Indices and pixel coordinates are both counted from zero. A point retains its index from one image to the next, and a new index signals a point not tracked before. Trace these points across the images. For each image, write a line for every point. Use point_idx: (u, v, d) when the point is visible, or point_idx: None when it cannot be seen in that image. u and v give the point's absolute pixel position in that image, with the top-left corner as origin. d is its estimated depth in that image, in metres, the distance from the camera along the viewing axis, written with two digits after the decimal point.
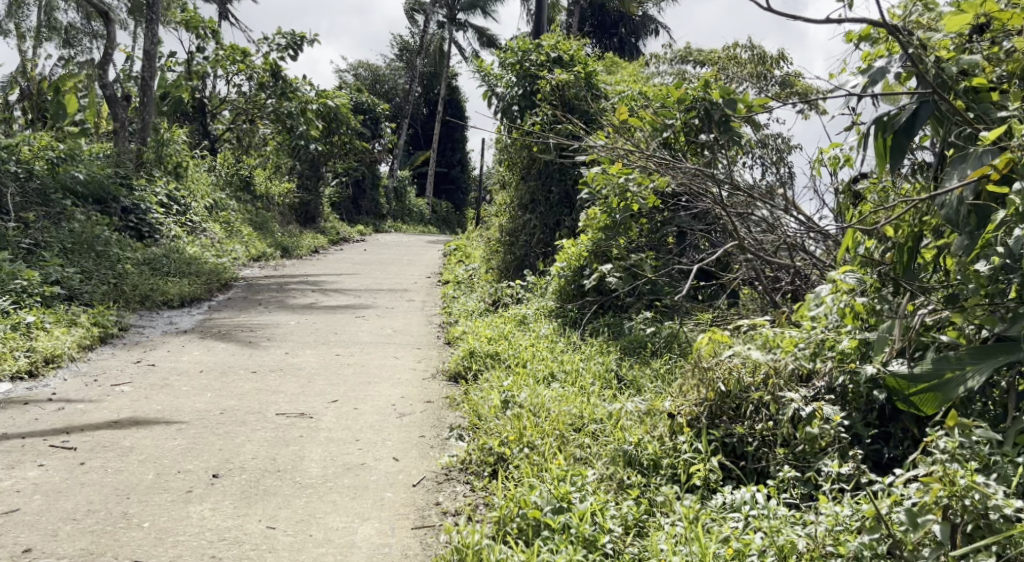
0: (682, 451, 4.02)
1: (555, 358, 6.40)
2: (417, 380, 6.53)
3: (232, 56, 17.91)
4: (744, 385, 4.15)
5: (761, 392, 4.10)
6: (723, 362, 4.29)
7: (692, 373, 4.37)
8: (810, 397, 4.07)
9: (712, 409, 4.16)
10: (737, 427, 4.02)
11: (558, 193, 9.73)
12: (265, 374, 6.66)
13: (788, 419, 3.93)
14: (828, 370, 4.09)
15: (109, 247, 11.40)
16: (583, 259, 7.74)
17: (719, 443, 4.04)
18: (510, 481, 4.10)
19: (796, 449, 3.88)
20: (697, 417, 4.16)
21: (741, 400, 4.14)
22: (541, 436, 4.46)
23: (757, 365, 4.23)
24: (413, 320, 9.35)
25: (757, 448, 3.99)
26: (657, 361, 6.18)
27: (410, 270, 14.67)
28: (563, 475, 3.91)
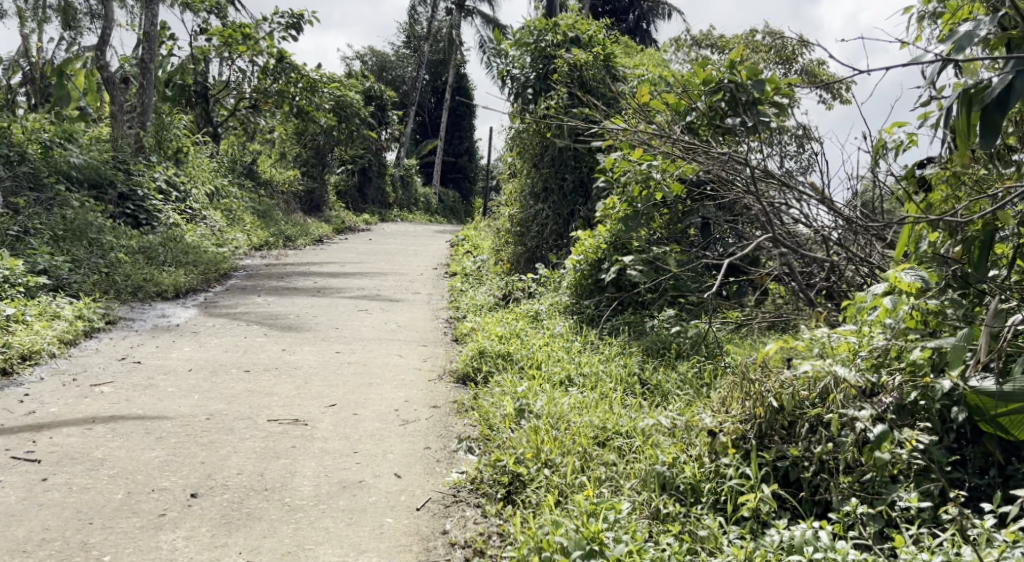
0: (726, 476, 3.59)
1: (574, 360, 5.93)
2: (422, 382, 6.04)
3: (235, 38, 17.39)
4: (800, 401, 3.73)
5: (819, 410, 3.66)
6: (772, 374, 3.86)
7: (737, 384, 3.94)
8: (876, 416, 3.62)
9: (760, 427, 3.74)
10: (791, 450, 3.61)
11: (572, 180, 9.23)
12: (258, 373, 6.18)
13: (853, 442, 3.52)
14: (898, 385, 3.65)
15: (103, 235, 10.93)
16: (602, 252, 7.20)
17: (769, 468, 3.61)
18: (532, 510, 3.65)
19: (862, 478, 3.45)
20: (744, 437, 3.74)
21: (794, 419, 3.73)
22: (562, 454, 4.00)
23: (813, 378, 3.79)
24: (419, 315, 8.87)
25: (815, 475, 3.56)
26: (683, 364, 5.74)
27: (416, 261, 14.17)
28: (593, 509, 3.46)
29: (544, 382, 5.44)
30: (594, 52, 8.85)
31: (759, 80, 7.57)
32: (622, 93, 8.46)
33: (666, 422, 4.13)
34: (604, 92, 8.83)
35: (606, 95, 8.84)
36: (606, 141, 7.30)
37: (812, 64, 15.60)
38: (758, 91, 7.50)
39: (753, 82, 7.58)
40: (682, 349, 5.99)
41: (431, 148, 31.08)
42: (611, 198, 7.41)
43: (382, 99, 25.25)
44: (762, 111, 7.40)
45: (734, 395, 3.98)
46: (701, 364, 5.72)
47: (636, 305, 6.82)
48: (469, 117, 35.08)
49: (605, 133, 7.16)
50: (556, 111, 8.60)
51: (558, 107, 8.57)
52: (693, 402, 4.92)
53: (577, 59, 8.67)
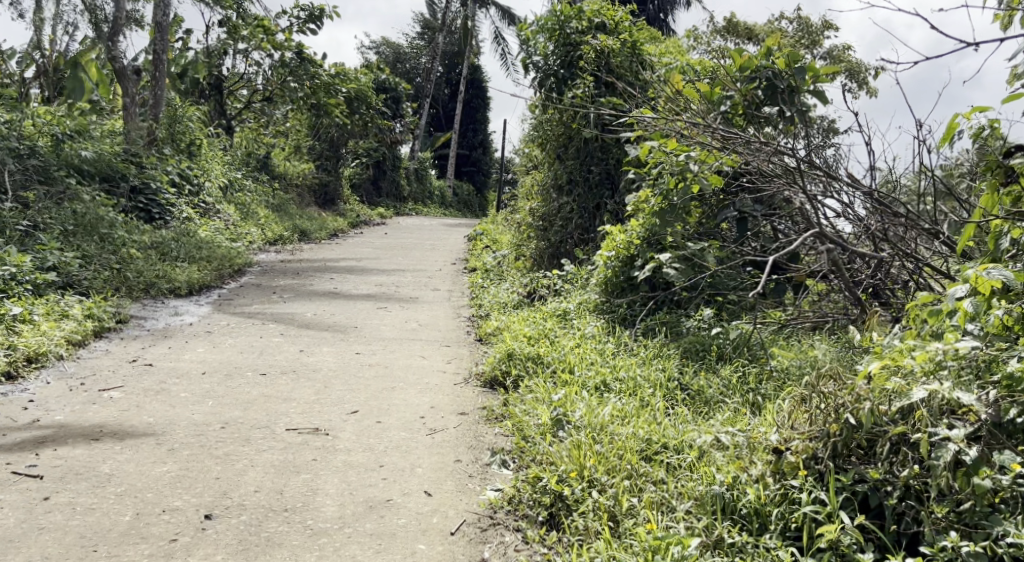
0: (799, 502, 3.38)
1: (610, 363, 5.62)
2: (447, 387, 5.73)
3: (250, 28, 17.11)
4: (879, 417, 3.49)
5: (903, 428, 3.42)
6: (848, 387, 3.64)
7: (811, 400, 3.73)
8: (969, 434, 3.36)
9: (835, 445, 3.51)
10: (871, 472, 3.39)
11: (598, 173, 8.88)
12: (275, 377, 5.88)
13: (947, 465, 3.26)
14: (995, 401, 3.40)
15: (115, 229, 10.65)
16: (635, 248, 6.85)
17: (848, 494, 3.39)
18: (588, 538, 3.46)
19: (958, 506, 3.22)
20: (816, 457, 3.52)
21: (873, 438, 3.50)
22: (610, 473, 3.76)
23: (894, 392, 3.54)
24: (440, 313, 8.56)
25: (898, 501, 3.35)
26: (724, 368, 5.44)
27: (434, 256, 13.84)
28: (657, 545, 3.26)
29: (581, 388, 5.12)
30: (621, 39, 8.49)
31: (800, 67, 7.11)
32: (650, 82, 8.04)
33: (725, 437, 3.89)
34: (636, 79, 8.50)
35: (636, 84, 8.48)
36: (638, 131, 6.89)
37: (840, 51, 15.12)
38: (799, 79, 7.05)
39: (792, 69, 7.13)
40: (723, 351, 5.66)
41: (445, 140, 30.72)
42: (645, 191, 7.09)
43: (397, 91, 24.91)
44: (803, 99, 7.03)
45: (801, 407, 3.76)
46: (744, 370, 5.39)
47: (671, 304, 6.48)
48: (483, 109, 34.68)
49: (638, 121, 6.74)
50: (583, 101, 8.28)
51: (585, 97, 8.24)
52: (742, 416, 4.58)
53: (605, 45, 8.39)
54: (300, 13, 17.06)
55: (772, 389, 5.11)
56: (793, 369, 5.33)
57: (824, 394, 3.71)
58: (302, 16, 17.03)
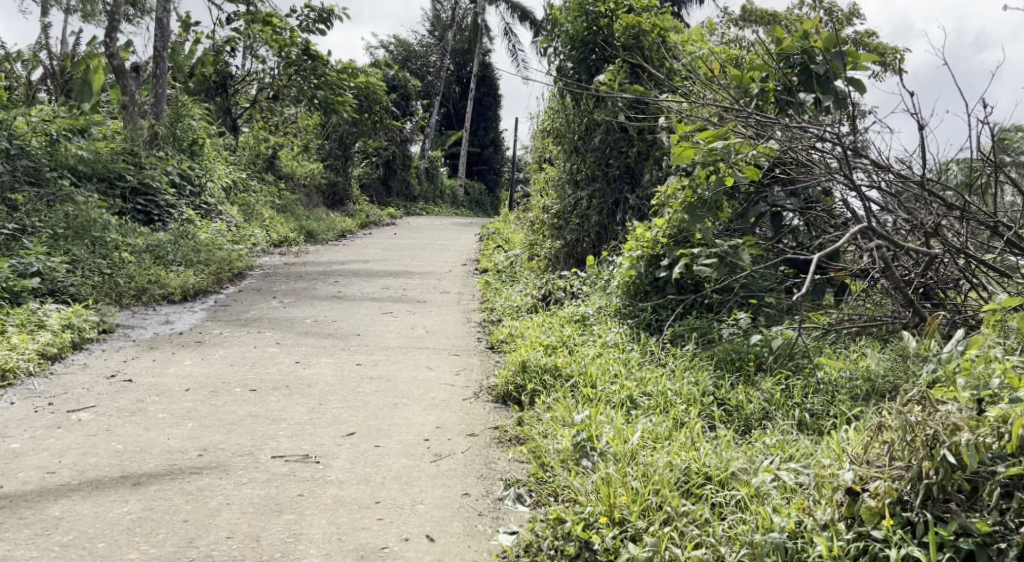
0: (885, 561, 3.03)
1: (637, 375, 5.06)
2: (455, 403, 5.18)
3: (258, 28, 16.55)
4: (984, 454, 3.10)
5: (1016, 469, 3.03)
6: (947, 415, 3.25)
7: (896, 429, 3.32)
8: None
9: (931, 488, 3.12)
10: (979, 525, 3.00)
11: (618, 167, 8.31)
12: (266, 393, 5.32)
13: None
14: None
15: (109, 232, 10.12)
16: (662, 246, 6.27)
17: (949, 549, 3.02)
18: None
19: None
20: (903, 503, 3.16)
21: (975, 481, 3.12)
22: (654, 518, 3.37)
23: (1000, 423, 3.15)
24: (449, 318, 8.00)
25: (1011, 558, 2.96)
26: (764, 381, 4.88)
27: (445, 257, 13.29)
28: None
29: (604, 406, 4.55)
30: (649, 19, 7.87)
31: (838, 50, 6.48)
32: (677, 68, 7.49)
33: (786, 474, 3.50)
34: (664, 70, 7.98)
35: (662, 73, 7.90)
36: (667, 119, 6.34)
37: (865, 37, 14.49)
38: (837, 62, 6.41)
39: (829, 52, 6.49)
40: (763, 362, 5.08)
41: (456, 137, 30.13)
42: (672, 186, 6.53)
43: (407, 88, 24.36)
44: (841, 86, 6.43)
45: (881, 439, 3.36)
46: (786, 384, 4.85)
47: (702, 306, 5.90)
48: (495, 107, 34.02)
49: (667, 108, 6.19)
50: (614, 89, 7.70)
51: (612, 84, 7.65)
52: (788, 442, 4.05)
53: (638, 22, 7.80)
54: (309, 11, 16.52)
55: (819, 407, 4.59)
56: (842, 382, 4.79)
57: (902, 423, 3.29)
58: (312, 14, 16.50)
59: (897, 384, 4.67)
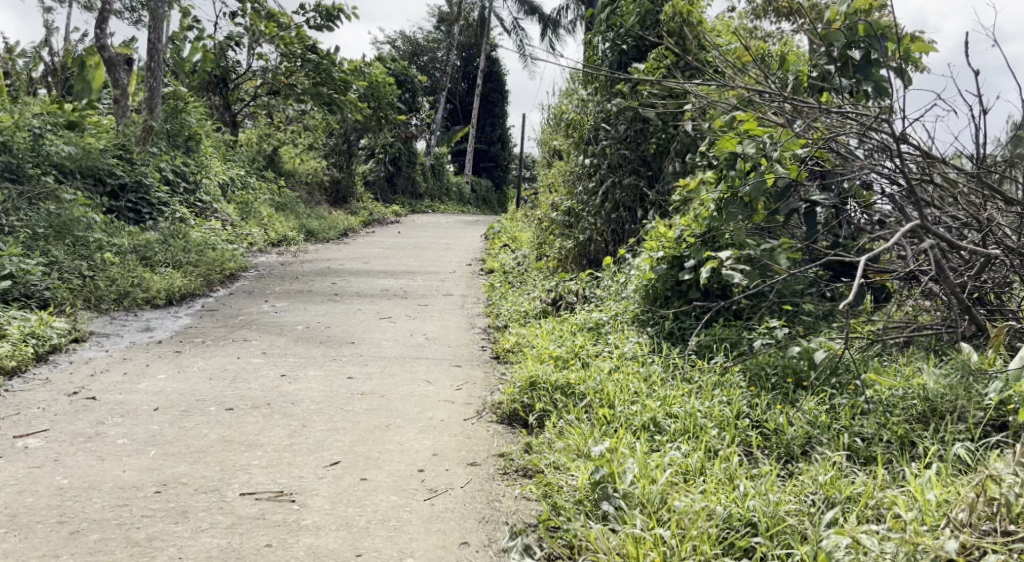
0: None
1: (662, 392, 4.48)
2: (455, 424, 4.61)
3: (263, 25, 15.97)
4: None
5: None
6: None
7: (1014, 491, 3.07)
8: None
9: None
10: None
11: (635, 160, 7.87)
12: (244, 413, 4.77)
13: None
14: None
15: (92, 231, 9.54)
16: (688, 247, 5.72)
17: None
18: None
19: None
20: None
21: None
22: None
23: None
24: (452, 323, 7.43)
25: None
26: (805, 399, 4.29)
27: (449, 256, 12.71)
28: None
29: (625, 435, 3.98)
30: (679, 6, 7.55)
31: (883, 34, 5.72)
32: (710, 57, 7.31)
33: (864, 534, 3.09)
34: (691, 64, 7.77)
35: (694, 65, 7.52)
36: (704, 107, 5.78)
37: None
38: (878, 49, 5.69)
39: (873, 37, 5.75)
40: (805, 380, 4.50)
41: (463, 133, 29.46)
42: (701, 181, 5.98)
43: (413, 83, 23.75)
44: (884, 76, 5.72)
45: (987, 496, 3.11)
46: (831, 404, 4.26)
47: (732, 313, 5.34)
48: (502, 103, 33.41)
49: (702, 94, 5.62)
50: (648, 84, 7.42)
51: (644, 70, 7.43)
52: (843, 477, 3.51)
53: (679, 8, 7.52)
54: (316, 10, 15.88)
55: (872, 431, 3.99)
56: (894, 401, 4.17)
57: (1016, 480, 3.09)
58: (318, 11, 15.87)
59: (958, 403, 4.03)
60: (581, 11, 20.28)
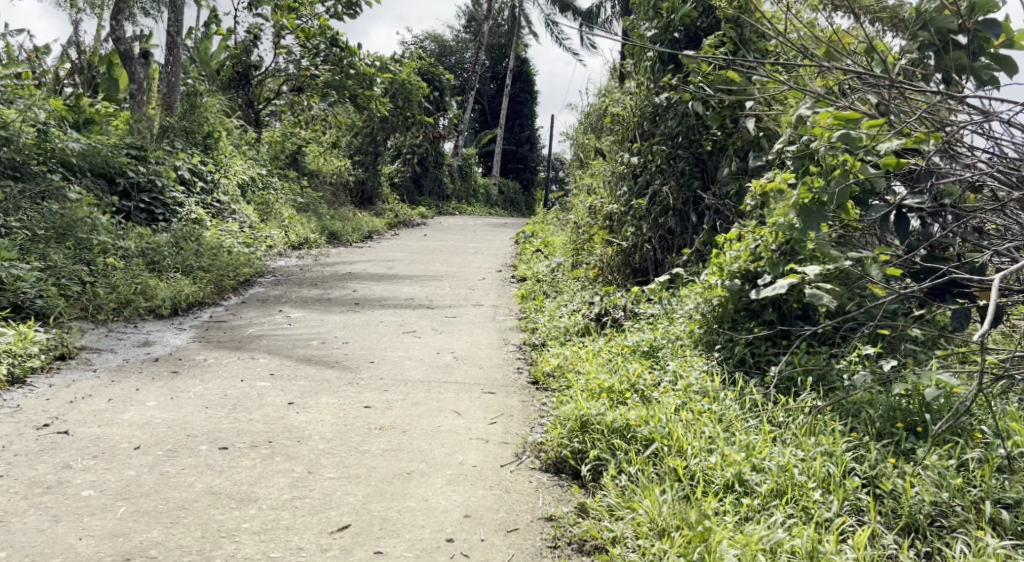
0: None
1: (745, 440, 3.67)
2: (489, 470, 3.88)
3: (287, 16, 15.22)
4: None
5: None
6: None
7: None
8: None
9: None
10: None
11: (687, 159, 7.12)
12: (240, 451, 4.06)
13: None
14: None
15: (97, 234, 8.82)
16: (766, 260, 5.02)
17: None
18: None
19: None
20: None
21: None
22: None
23: None
24: (483, 339, 6.67)
25: None
26: (924, 450, 3.45)
27: (479, 261, 11.92)
28: None
29: (707, 507, 3.22)
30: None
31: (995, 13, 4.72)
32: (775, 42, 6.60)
33: None
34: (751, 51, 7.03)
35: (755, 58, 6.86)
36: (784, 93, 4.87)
37: None
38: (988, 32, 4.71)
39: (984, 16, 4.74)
40: (920, 426, 3.68)
41: (491, 134, 28.63)
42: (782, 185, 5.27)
43: (441, 83, 22.97)
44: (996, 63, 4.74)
45: None
46: (959, 459, 3.42)
47: (812, 339, 4.59)
48: (532, 103, 32.59)
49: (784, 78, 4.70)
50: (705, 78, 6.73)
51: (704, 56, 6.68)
52: None
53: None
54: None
55: (1018, 496, 3.17)
56: None
57: None
58: (339, 2, 15.15)
59: None
60: (620, 6, 19.35)
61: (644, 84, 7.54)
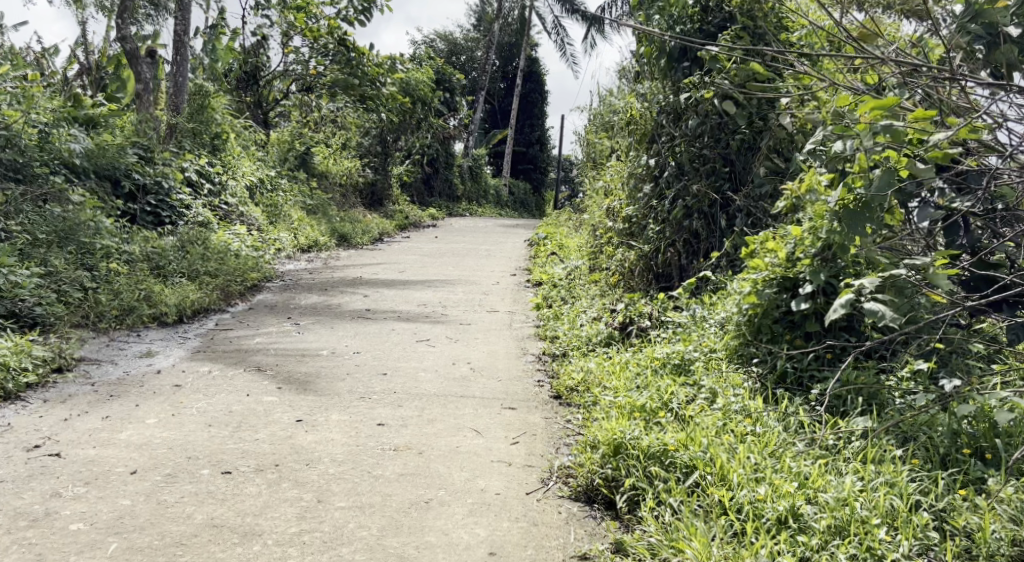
0: None
1: (796, 468, 3.40)
2: (514, 499, 3.58)
3: (296, 17, 14.94)
4: None
5: None
6: None
7: None
8: None
9: None
10: None
11: (713, 160, 6.80)
12: (244, 476, 3.77)
13: None
14: None
15: (100, 237, 8.53)
16: (807, 268, 4.73)
17: None
18: None
19: None
20: None
21: None
22: None
23: None
24: (501, 348, 6.36)
25: None
26: (997, 481, 3.16)
27: (492, 265, 11.62)
28: None
29: (759, 548, 2.96)
30: None
31: None
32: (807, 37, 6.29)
33: None
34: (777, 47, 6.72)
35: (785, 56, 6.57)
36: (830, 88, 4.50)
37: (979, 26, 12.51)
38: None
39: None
40: (989, 453, 3.38)
41: (501, 135, 28.32)
42: (821, 185, 4.95)
43: (450, 83, 22.66)
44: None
45: None
46: None
47: (860, 355, 4.32)
48: (542, 104, 32.26)
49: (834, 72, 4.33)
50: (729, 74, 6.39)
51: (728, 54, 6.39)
52: None
53: None
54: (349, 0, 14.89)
55: None
56: None
57: None
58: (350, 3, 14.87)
59: None
60: None
61: (665, 81, 7.21)
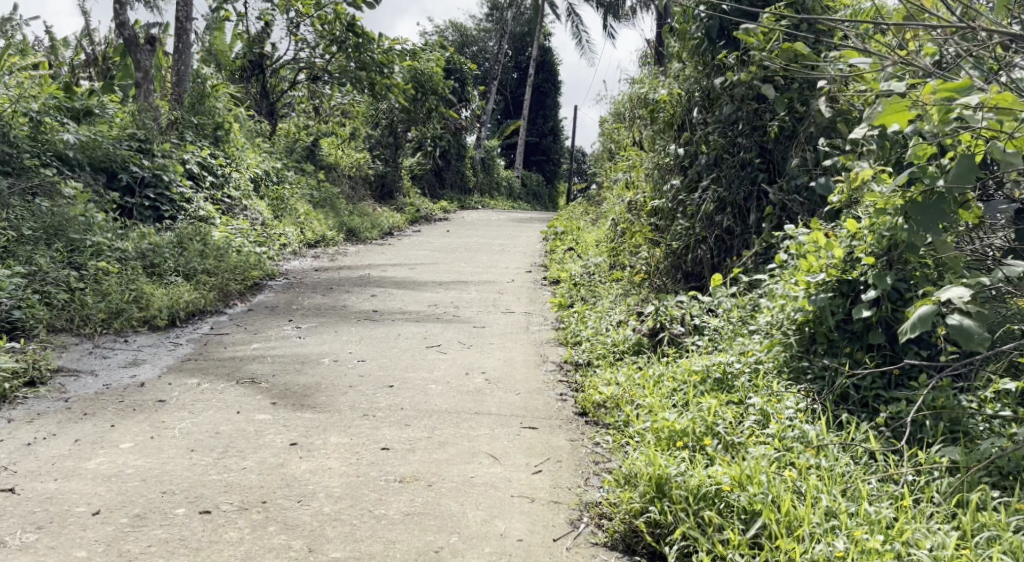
0: None
1: (876, 514, 2.89)
2: (539, 548, 3.07)
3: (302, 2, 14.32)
4: None
5: None
6: None
7: None
8: None
9: None
10: None
11: (748, 149, 6.21)
12: (224, 515, 3.25)
13: None
14: None
15: (92, 234, 7.98)
16: (868, 270, 4.16)
17: None
18: None
19: None
20: None
21: None
22: None
23: None
24: (518, 355, 5.81)
25: None
26: None
27: (507, 260, 11.05)
28: None
29: None
30: None
31: None
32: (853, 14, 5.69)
33: None
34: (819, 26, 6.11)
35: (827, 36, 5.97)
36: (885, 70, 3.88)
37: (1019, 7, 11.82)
38: None
39: None
40: None
41: (514, 126, 27.67)
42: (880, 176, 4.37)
43: (462, 72, 22.05)
44: None
45: None
46: None
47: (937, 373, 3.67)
48: (555, 94, 31.60)
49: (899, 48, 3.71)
50: (765, 55, 5.77)
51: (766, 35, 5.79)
52: None
53: None
54: None
55: None
56: None
57: None
58: None
59: None
60: None
61: (697, 62, 6.61)
